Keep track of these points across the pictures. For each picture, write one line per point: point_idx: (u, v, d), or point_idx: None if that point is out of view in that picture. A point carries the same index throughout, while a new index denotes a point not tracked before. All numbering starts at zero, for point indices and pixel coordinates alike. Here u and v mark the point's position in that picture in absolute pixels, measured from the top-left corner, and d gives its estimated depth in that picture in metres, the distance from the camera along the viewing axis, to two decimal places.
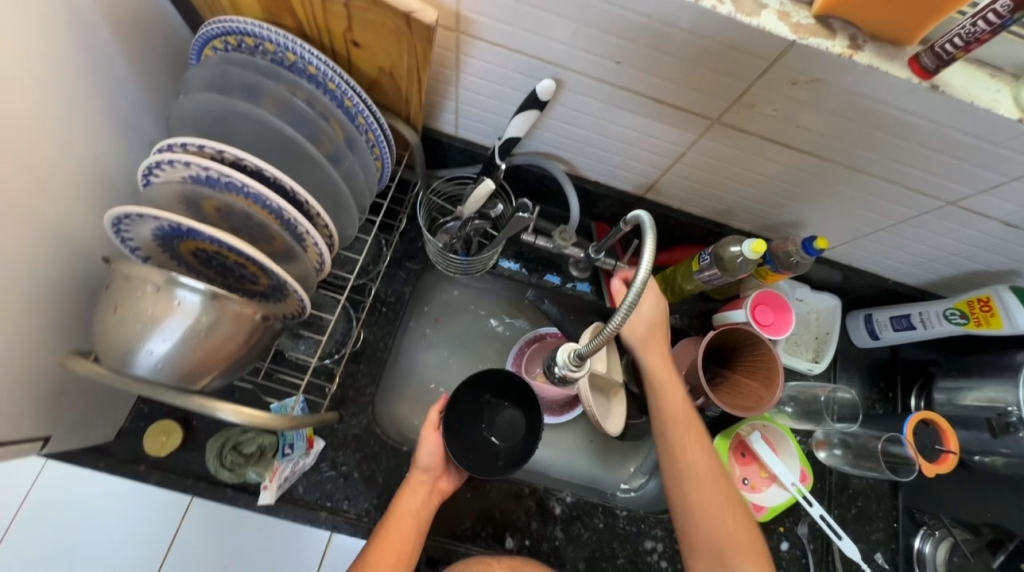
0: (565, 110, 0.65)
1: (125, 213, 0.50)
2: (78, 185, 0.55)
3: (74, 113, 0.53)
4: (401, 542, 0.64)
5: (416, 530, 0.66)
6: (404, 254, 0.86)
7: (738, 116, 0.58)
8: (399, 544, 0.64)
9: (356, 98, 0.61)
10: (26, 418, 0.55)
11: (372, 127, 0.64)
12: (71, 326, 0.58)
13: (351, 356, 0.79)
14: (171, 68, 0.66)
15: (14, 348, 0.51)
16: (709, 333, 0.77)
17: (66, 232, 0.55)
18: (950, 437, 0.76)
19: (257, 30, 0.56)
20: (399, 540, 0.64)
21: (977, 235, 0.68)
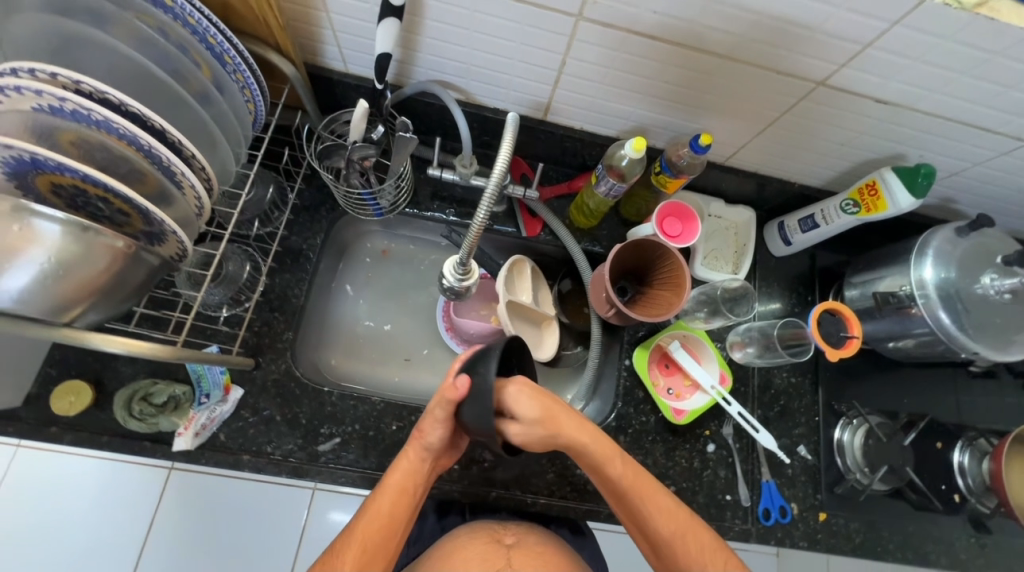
0: (438, 24, 0.65)
1: None
2: None
3: None
4: (396, 511, 0.64)
5: (408, 506, 0.65)
6: (313, 201, 0.84)
7: (596, 8, 0.58)
8: (393, 515, 0.64)
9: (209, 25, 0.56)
10: None
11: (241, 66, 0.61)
12: None
13: (265, 305, 0.78)
14: None
15: None
16: (615, 244, 0.78)
17: None
18: (854, 323, 0.79)
19: None
20: (391, 514, 0.64)
21: (856, 116, 0.69)
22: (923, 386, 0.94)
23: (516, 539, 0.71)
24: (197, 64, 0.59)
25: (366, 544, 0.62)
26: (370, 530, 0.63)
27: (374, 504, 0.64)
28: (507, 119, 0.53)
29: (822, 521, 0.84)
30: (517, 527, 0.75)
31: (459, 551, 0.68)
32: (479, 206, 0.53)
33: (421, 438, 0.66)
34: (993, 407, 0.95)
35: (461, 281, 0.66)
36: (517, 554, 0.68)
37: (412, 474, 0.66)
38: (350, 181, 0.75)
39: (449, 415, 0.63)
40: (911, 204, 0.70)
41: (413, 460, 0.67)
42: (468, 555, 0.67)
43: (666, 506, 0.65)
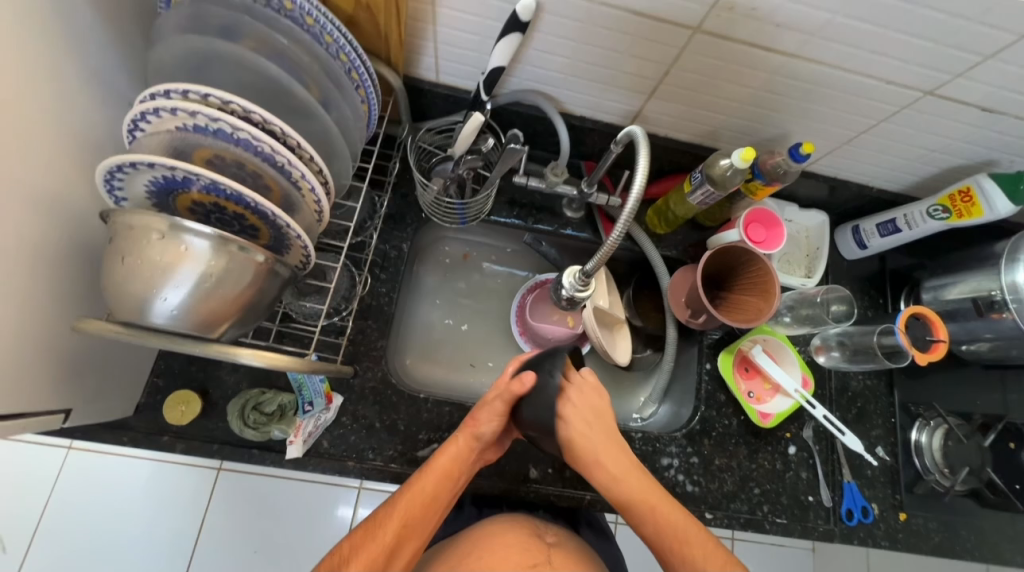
0: (548, 36, 0.65)
1: (129, 162, 0.49)
2: (79, 155, 0.54)
3: (55, 57, 0.49)
4: (441, 487, 0.66)
5: (450, 491, 0.67)
6: (397, 209, 0.85)
7: (719, 21, 0.59)
8: (437, 491, 0.66)
9: (336, 33, 0.56)
10: (64, 383, 0.55)
11: (362, 76, 0.61)
12: (88, 292, 0.57)
13: (359, 313, 0.79)
14: (143, 27, 0.62)
15: (39, 308, 0.50)
16: (707, 250, 0.80)
17: (64, 198, 0.52)
18: (939, 327, 0.80)
19: None
20: (433, 495, 0.65)
21: (956, 124, 0.69)
22: (993, 386, 0.95)
23: (555, 539, 0.74)
24: (322, 72, 0.58)
25: (407, 517, 0.63)
26: (415, 501, 0.64)
27: (421, 478, 0.66)
28: (631, 134, 0.58)
29: (902, 521, 0.85)
30: (556, 529, 0.78)
31: (499, 536, 0.71)
32: (617, 223, 0.61)
33: (474, 426, 0.70)
34: None
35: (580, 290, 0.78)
36: (555, 553, 0.71)
37: (459, 460, 0.68)
38: (447, 191, 0.76)
39: (507, 408, 0.69)
40: (1010, 210, 0.72)
41: (461, 447, 0.69)
42: (508, 542, 0.70)
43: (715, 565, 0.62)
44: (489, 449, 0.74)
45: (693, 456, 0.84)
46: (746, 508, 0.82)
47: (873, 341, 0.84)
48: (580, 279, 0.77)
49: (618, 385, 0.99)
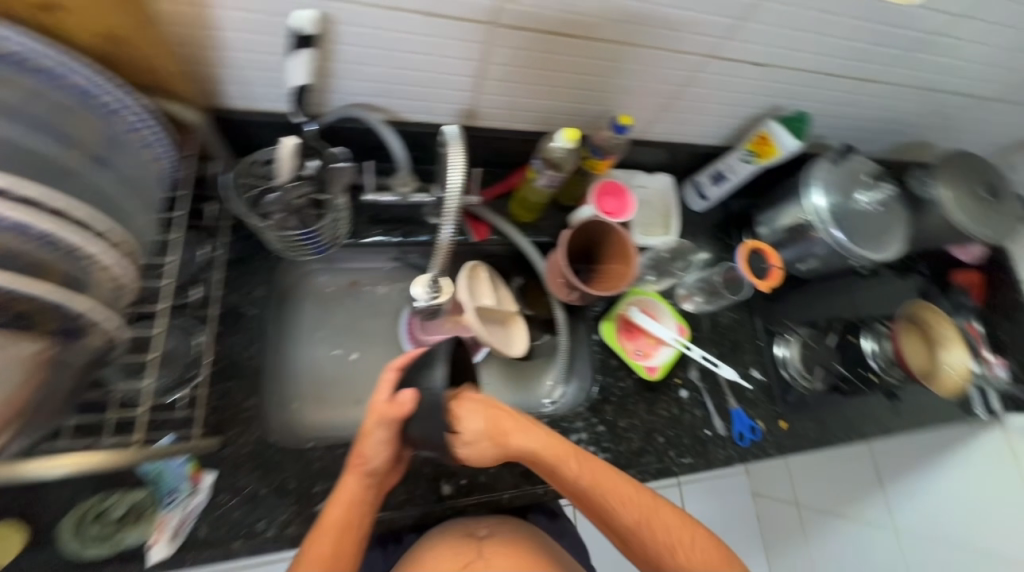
0: (349, 46, 0.62)
1: None
2: None
3: None
4: (339, 541, 0.63)
5: (353, 540, 0.64)
6: (243, 253, 0.78)
7: (508, 13, 0.61)
8: (336, 548, 0.62)
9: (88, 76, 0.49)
10: None
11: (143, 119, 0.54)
12: None
13: (217, 376, 0.71)
14: None
15: None
16: (564, 231, 0.83)
17: None
18: (772, 255, 0.92)
19: None
20: (334, 553, 0.62)
21: (739, 79, 0.79)
22: (829, 294, 1.11)
23: (488, 531, 0.76)
24: (82, 122, 0.50)
25: None
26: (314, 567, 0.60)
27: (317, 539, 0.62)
28: (447, 133, 0.57)
29: (784, 428, 0.96)
30: (489, 520, 0.80)
31: (431, 547, 0.73)
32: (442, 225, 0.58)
33: (361, 466, 0.65)
34: (892, 297, 1.14)
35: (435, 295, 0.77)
36: (488, 544, 0.74)
37: (356, 504, 0.65)
38: (285, 224, 0.70)
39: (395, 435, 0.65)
40: (796, 145, 0.83)
41: (354, 490, 0.65)
42: (440, 551, 0.71)
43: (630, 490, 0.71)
44: (389, 476, 0.72)
45: (598, 425, 0.87)
46: (655, 459, 0.87)
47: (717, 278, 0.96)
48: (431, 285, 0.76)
49: (524, 377, 1.00)
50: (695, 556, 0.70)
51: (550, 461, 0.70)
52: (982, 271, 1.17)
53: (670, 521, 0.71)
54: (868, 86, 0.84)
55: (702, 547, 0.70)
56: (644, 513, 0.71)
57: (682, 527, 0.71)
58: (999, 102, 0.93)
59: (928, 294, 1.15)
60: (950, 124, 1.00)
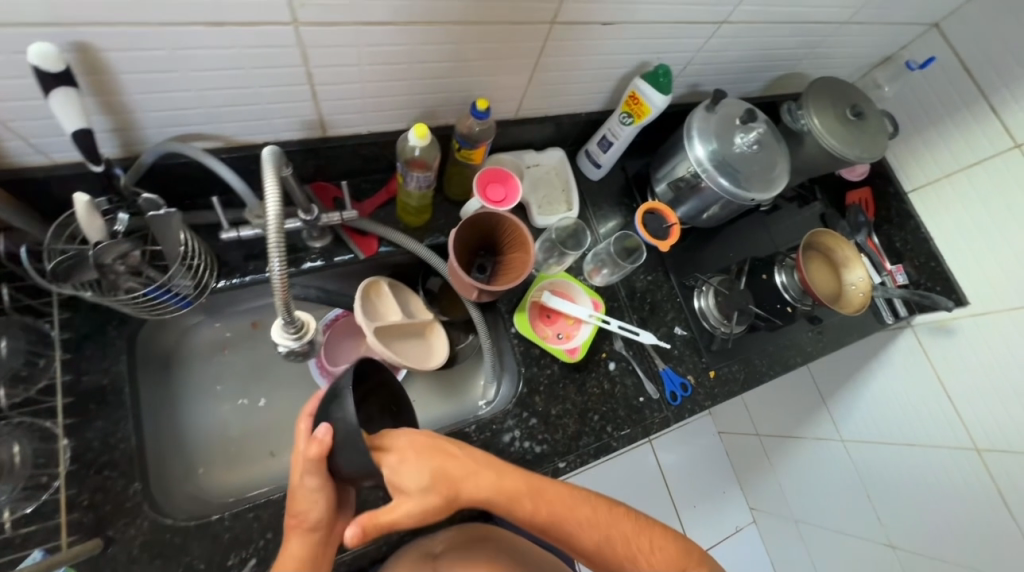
0: (138, 75, 0.54)
1: None
2: None
3: None
4: None
5: None
6: (93, 326, 0.69)
7: (310, 10, 0.54)
8: None
9: None
10: None
11: None
12: None
13: (86, 469, 0.63)
14: None
15: None
16: (451, 229, 0.78)
17: None
18: (669, 214, 0.94)
19: None
20: None
21: (596, 41, 0.76)
22: (738, 237, 1.13)
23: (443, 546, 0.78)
24: None
25: None
26: None
27: None
28: (262, 155, 0.51)
29: (713, 377, 0.98)
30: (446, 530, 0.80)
31: None
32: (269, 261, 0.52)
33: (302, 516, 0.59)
34: (794, 228, 1.18)
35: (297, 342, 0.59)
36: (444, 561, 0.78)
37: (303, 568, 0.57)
38: (124, 286, 0.61)
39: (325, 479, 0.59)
40: (663, 101, 0.82)
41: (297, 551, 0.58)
42: None
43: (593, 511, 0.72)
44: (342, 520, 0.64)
45: (530, 418, 0.85)
46: (594, 438, 0.87)
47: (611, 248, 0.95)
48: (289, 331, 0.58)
49: (454, 385, 0.97)
50: (655, 560, 0.72)
51: (509, 498, 0.68)
52: (872, 187, 1.22)
53: (631, 529, 0.73)
54: (725, 29, 0.83)
55: (665, 550, 0.74)
56: (607, 527, 0.72)
57: (642, 531, 0.74)
58: (853, 24, 0.95)
59: (826, 218, 1.19)
60: (816, 52, 1.02)
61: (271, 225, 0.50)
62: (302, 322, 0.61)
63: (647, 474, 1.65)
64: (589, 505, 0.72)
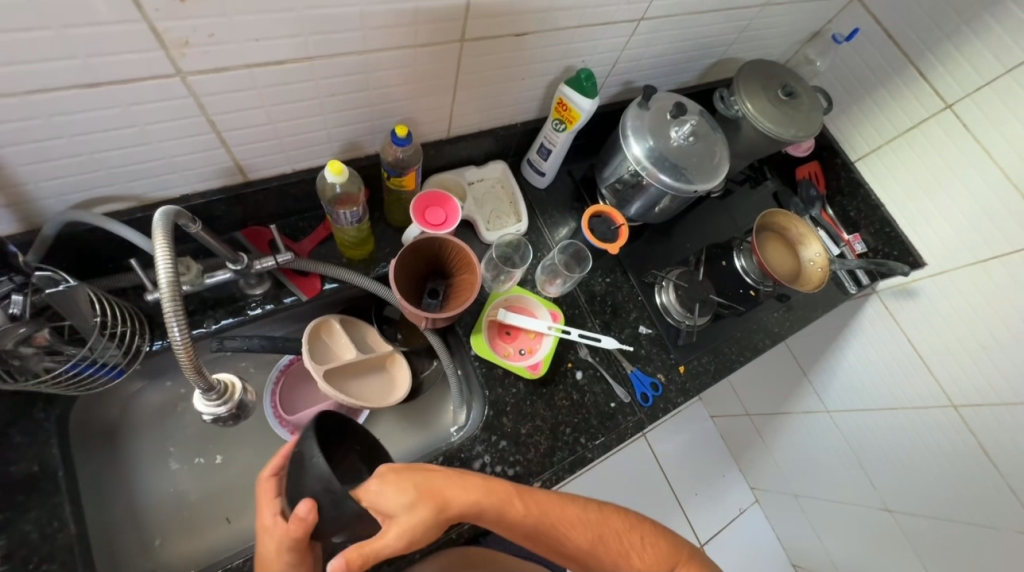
0: (18, 147, 0.51)
1: None
2: None
3: None
4: None
5: None
6: (17, 409, 0.65)
7: (191, 60, 0.51)
8: None
9: None
10: None
11: None
12: None
13: (20, 566, 0.59)
14: None
15: None
16: (391, 260, 0.76)
17: None
18: (615, 215, 0.94)
19: None
20: None
21: (512, 53, 0.74)
22: (694, 226, 1.13)
23: None
24: None
25: None
26: None
27: None
28: (154, 219, 0.49)
29: (683, 372, 0.97)
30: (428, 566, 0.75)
31: None
32: (169, 330, 0.48)
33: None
34: (748, 209, 1.18)
35: (223, 404, 0.59)
36: None
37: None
38: (37, 366, 0.57)
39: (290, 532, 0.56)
40: (590, 103, 0.81)
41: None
42: None
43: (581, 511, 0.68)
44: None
45: (500, 440, 0.83)
46: (567, 452, 0.85)
47: (560, 258, 0.94)
48: (211, 396, 0.57)
49: (422, 415, 0.94)
50: (648, 555, 0.69)
51: (496, 503, 0.63)
52: (820, 160, 1.22)
53: (620, 525, 0.70)
54: (645, 24, 0.83)
55: (652, 545, 0.70)
56: (596, 527, 0.68)
57: (632, 527, 0.71)
58: (775, 5, 0.96)
59: (779, 196, 1.20)
60: (744, 35, 1.02)
61: (165, 288, 0.47)
62: (226, 384, 0.60)
63: (642, 469, 1.63)
64: (576, 506, 0.68)
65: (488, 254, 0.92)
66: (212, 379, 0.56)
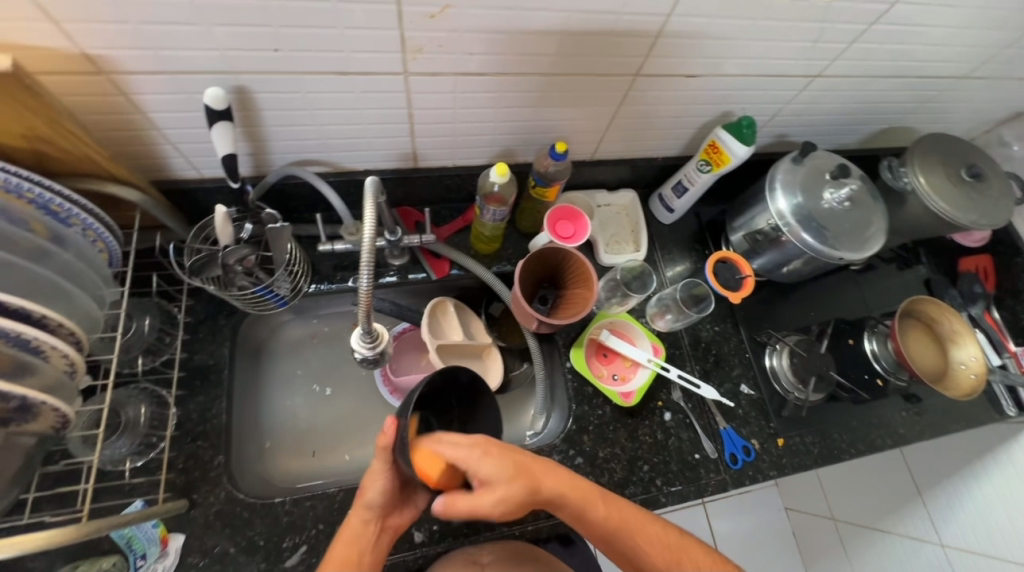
0: (277, 112, 0.65)
1: None
2: None
3: None
4: (352, 546, 0.61)
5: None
6: (207, 312, 0.81)
7: (417, 63, 0.61)
8: (352, 549, 0.61)
9: (37, 188, 0.53)
10: None
11: (78, 213, 0.58)
12: None
13: (184, 437, 0.73)
14: None
15: None
16: (519, 261, 0.82)
17: None
18: (743, 264, 0.92)
19: None
20: None
21: (678, 92, 0.77)
22: (822, 295, 1.05)
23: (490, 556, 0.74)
24: (27, 226, 0.55)
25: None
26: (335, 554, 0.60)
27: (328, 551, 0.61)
28: (365, 183, 0.57)
29: (782, 446, 0.90)
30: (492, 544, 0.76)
31: None
32: (359, 278, 0.57)
33: (361, 499, 0.61)
34: (889, 291, 1.07)
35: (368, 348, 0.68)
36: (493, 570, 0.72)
37: (359, 542, 0.62)
38: (239, 285, 0.71)
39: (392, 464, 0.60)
40: (746, 151, 0.81)
41: (358, 527, 0.62)
42: None
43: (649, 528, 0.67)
44: (398, 512, 0.66)
45: (577, 457, 0.84)
46: (641, 489, 0.83)
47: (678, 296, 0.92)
48: (365, 339, 0.67)
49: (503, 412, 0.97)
50: None
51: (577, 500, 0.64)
52: (991, 255, 1.08)
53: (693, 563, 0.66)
54: (820, 82, 0.81)
55: None
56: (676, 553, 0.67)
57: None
58: (974, 80, 0.88)
59: (931, 285, 1.07)
60: (928, 106, 0.94)
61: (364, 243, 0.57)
62: (379, 333, 0.70)
63: None
64: (651, 523, 0.67)
65: (602, 276, 0.95)
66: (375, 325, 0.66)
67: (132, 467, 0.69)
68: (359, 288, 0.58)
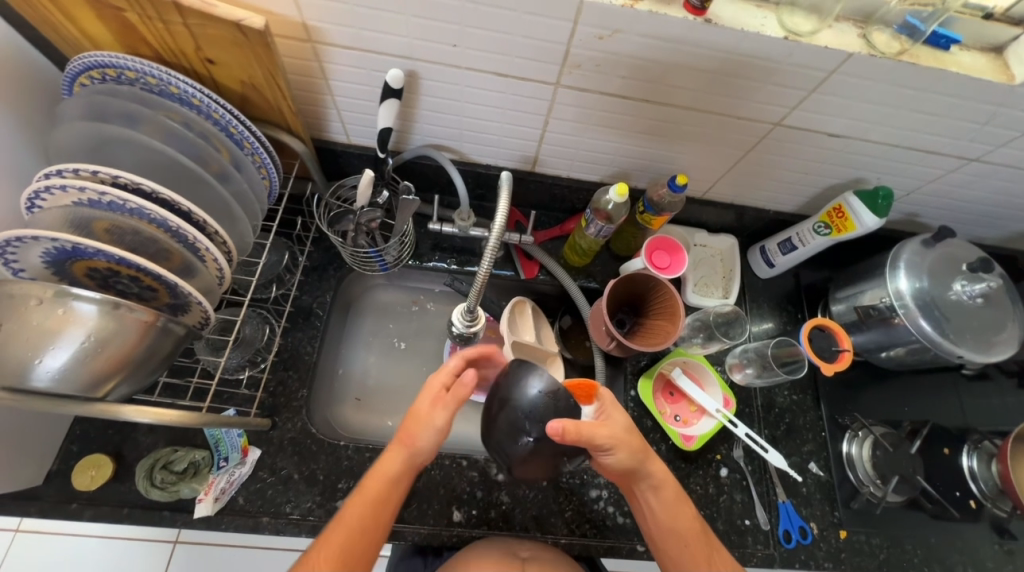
0: (434, 98, 0.72)
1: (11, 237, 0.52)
2: None
3: None
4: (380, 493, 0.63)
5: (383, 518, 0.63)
6: (322, 260, 0.90)
7: (572, 76, 0.66)
8: (381, 494, 0.63)
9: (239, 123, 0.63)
10: None
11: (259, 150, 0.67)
12: None
13: (279, 364, 0.81)
14: (50, 108, 0.66)
15: None
16: (610, 279, 0.83)
17: None
18: (841, 337, 0.86)
19: (135, 64, 0.58)
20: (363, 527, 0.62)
21: (815, 149, 0.76)
22: (922, 391, 0.96)
23: (531, 552, 0.73)
24: (218, 149, 0.64)
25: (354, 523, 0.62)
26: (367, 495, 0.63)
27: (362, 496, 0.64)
28: (501, 180, 0.60)
29: (843, 539, 0.84)
30: (533, 542, 0.76)
31: (474, 556, 0.72)
32: (482, 258, 0.61)
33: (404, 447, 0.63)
34: (1001, 406, 0.96)
35: (468, 325, 0.75)
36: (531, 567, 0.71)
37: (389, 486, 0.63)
38: (357, 242, 0.80)
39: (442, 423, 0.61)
40: (876, 223, 0.78)
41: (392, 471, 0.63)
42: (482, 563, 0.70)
43: (704, 546, 0.67)
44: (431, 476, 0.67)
45: None
46: None
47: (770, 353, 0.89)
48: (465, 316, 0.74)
49: None
50: None
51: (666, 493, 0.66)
52: None
53: None
54: (975, 167, 0.76)
55: None
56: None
57: None
58: None
59: None
60: None
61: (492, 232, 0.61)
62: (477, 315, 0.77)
63: None
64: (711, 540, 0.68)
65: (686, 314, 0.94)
66: (477, 307, 0.73)
67: (242, 378, 0.79)
68: (478, 268, 0.63)
